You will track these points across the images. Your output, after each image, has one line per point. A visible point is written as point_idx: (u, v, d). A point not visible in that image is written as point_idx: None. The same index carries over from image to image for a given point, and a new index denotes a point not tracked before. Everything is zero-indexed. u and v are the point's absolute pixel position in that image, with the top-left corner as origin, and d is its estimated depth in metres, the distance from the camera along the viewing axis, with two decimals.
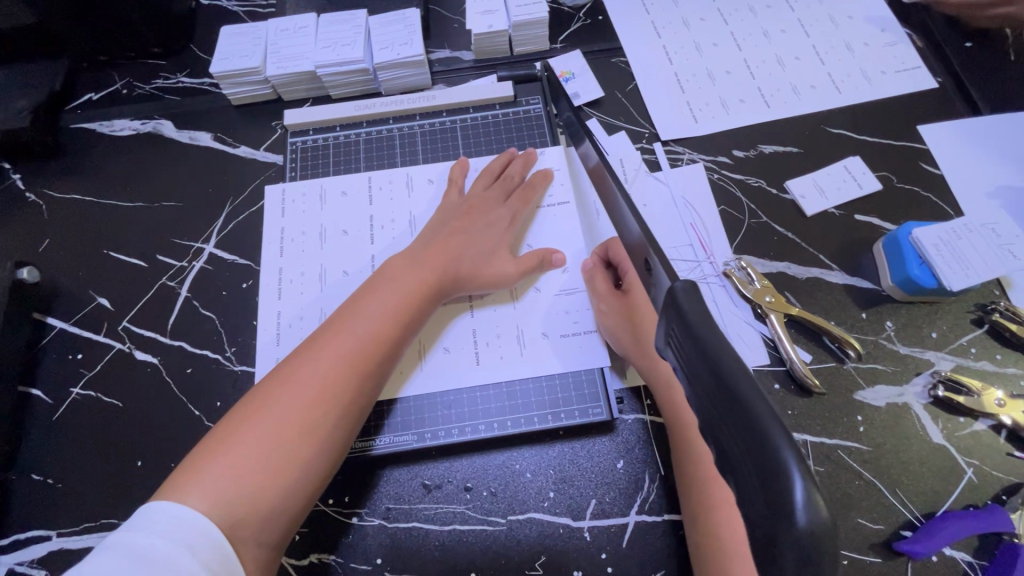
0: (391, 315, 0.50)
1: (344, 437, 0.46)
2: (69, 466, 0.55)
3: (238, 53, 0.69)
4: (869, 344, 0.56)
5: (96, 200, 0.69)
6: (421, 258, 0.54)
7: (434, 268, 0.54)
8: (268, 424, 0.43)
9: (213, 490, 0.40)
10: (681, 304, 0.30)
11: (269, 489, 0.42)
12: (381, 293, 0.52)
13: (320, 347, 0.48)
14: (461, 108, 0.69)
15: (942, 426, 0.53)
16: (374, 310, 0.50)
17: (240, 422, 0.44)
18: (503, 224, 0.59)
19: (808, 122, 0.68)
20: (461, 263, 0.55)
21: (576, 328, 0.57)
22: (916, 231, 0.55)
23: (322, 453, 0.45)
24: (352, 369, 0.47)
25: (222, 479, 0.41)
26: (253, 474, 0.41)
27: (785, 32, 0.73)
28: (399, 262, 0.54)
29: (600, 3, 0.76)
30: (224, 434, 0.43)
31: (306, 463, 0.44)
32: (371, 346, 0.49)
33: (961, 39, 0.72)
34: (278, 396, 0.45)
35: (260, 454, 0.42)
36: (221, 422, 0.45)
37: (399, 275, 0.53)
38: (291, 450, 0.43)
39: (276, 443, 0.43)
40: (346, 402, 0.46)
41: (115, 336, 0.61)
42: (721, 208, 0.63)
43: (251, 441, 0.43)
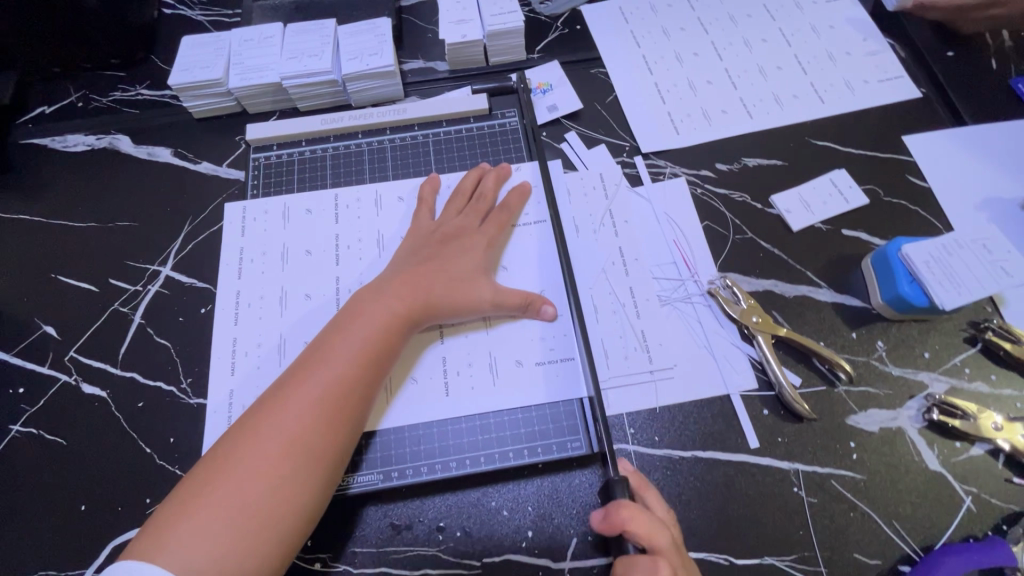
0: (362, 352, 0.48)
1: (323, 486, 0.43)
2: (5, 512, 0.51)
3: (199, 65, 0.65)
4: (861, 365, 0.54)
5: (45, 220, 0.64)
6: (392, 288, 0.52)
7: (406, 298, 0.51)
8: (239, 478, 0.41)
9: (184, 555, 0.39)
10: None
11: (243, 552, 0.40)
12: (352, 327, 0.49)
13: (291, 391, 0.45)
14: (434, 121, 0.66)
15: (938, 451, 0.51)
16: (345, 345, 0.48)
17: (206, 481, 0.42)
18: (479, 248, 0.56)
19: (793, 134, 0.66)
20: (435, 289, 0.52)
21: (553, 354, 0.54)
22: (906, 247, 0.53)
23: (299, 506, 0.42)
24: (326, 411, 0.45)
25: (192, 544, 0.39)
26: (222, 538, 0.39)
27: (767, 42, 0.71)
28: (369, 293, 0.52)
29: (578, 12, 0.74)
30: (193, 492, 0.41)
31: (282, 518, 0.41)
32: (344, 386, 0.46)
33: (944, 49, 0.70)
34: (248, 448, 0.43)
35: (232, 514, 0.40)
36: (192, 477, 0.43)
37: (369, 308, 0.50)
38: (262, 509, 0.41)
39: (248, 499, 0.41)
40: (321, 448, 0.44)
41: (60, 368, 0.57)
42: (705, 224, 0.61)
43: (223, 500, 0.41)
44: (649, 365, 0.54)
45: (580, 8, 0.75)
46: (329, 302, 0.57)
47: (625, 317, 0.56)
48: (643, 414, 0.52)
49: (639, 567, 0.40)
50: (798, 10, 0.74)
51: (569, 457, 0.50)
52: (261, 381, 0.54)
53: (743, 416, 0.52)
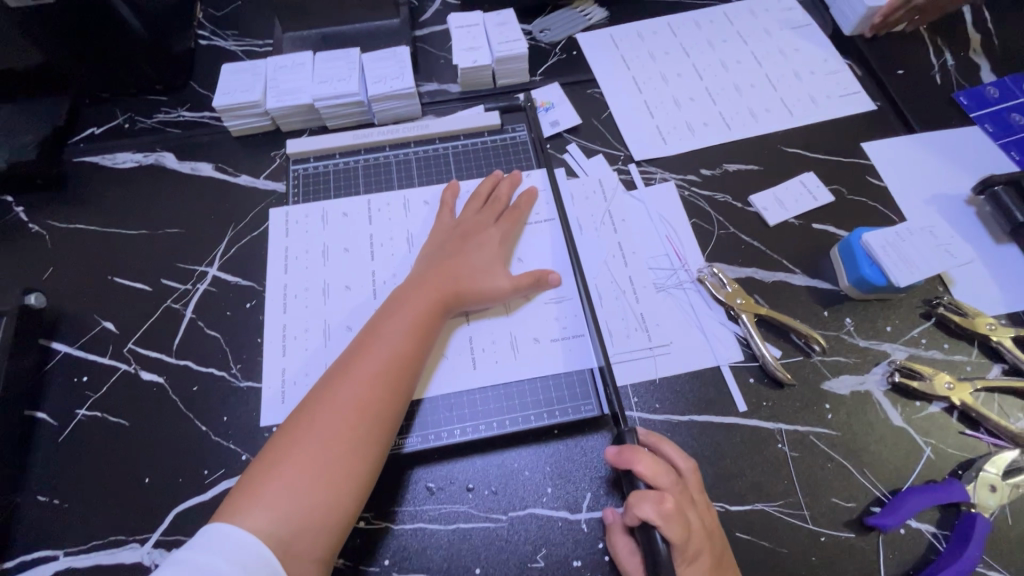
0: (408, 335, 0.55)
1: (383, 450, 0.50)
2: (76, 486, 0.57)
3: (239, 89, 0.73)
4: (832, 338, 0.62)
5: (99, 229, 0.71)
6: (427, 280, 0.59)
7: (440, 288, 0.58)
8: (313, 443, 0.48)
9: (272, 508, 0.45)
10: None
11: (320, 506, 0.46)
12: (399, 314, 0.56)
13: (351, 370, 0.52)
14: (452, 135, 0.75)
15: (901, 409, 0.58)
16: (394, 329, 0.55)
17: (283, 448, 0.48)
18: (495, 240, 0.64)
19: (766, 142, 0.75)
20: (463, 279, 0.60)
21: (566, 332, 0.61)
22: (866, 235, 0.62)
23: (366, 467, 0.48)
24: (383, 386, 0.51)
25: (277, 500, 0.45)
26: (302, 494, 0.46)
27: (741, 63, 0.81)
28: (408, 286, 0.59)
29: (574, 39, 0.84)
30: (272, 458, 0.47)
31: (353, 477, 0.47)
32: (397, 364, 0.53)
33: (895, 67, 0.81)
34: (320, 418, 0.49)
35: (309, 475, 0.46)
36: (268, 446, 0.49)
37: (410, 298, 0.58)
38: (335, 469, 0.47)
39: (323, 461, 0.47)
40: (381, 417, 0.50)
41: (120, 358, 0.63)
42: (693, 221, 0.69)
43: (301, 463, 0.47)
44: (648, 341, 0.61)
45: (576, 36, 0.84)
46: (365, 292, 0.64)
47: (626, 301, 0.64)
48: (645, 384, 0.60)
49: (649, 498, 0.47)
50: (767, 35, 0.84)
51: (582, 422, 0.58)
52: (307, 363, 0.61)
53: (732, 384, 0.59)
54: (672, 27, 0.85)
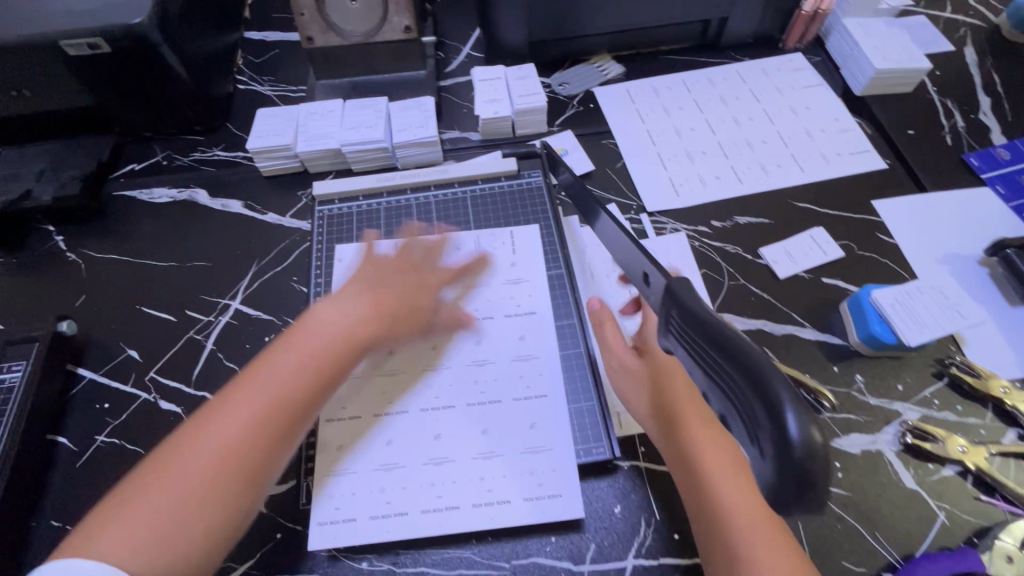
0: (293, 374, 0.54)
1: (251, 493, 0.51)
2: (89, 512, 0.58)
3: (272, 132, 0.78)
4: (842, 395, 0.62)
5: (131, 260, 0.75)
6: (341, 320, 0.59)
7: (346, 332, 0.58)
8: (186, 474, 0.49)
9: (121, 536, 0.45)
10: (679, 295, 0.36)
11: (172, 542, 0.46)
12: (293, 351, 0.56)
13: (228, 406, 0.52)
14: (470, 181, 0.78)
15: (913, 471, 0.57)
16: (272, 370, 0.54)
17: (159, 474, 0.49)
18: (430, 287, 0.65)
19: (776, 196, 0.77)
20: (379, 327, 0.60)
21: (530, 391, 0.61)
22: (875, 292, 0.62)
23: (229, 505, 0.49)
24: (258, 427, 0.52)
25: (137, 524, 0.46)
26: (160, 524, 0.46)
27: (752, 119, 0.84)
28: (314, 322, 0.58)
29: (591, 92, 0.88)
30: (146, 482, 0.48)
31: (213, 514, 0.48)
32: (280, 403, 0.53)
33: (905, 127, 0.83)
34: (193, 450, 0.50)
35: (175, 504, 0.47)
36: (146, 465, 0.51)
37: (304, 336, 0.57)
38: (205, 501, 0.48)
39: (193, 490, 0.48)
40: (255, 459, 0.51)
41: (141, 387, 0.65)
42: (703, 271, 0.70)
43: (169, 488, 0.48)
44: None
45: (593, 89, 0.88)
46: None
47: None
48: None
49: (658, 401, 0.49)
50: (778, 93, 0.87)
51: (543, 488, 0.56)
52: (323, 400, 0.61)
53: None
54: (686, 83, 0.88)
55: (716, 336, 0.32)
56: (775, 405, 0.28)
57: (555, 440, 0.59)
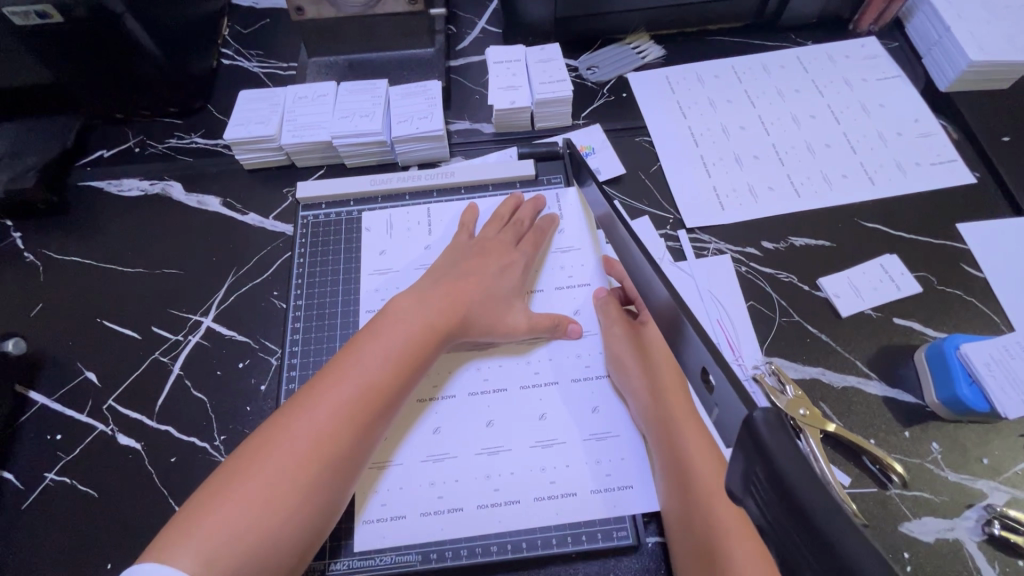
0: (391, 360, 0.48)
1: (341, 492, 0.45)
2: (32, 565, 0.51)
3: (254, 120, 0.68)
4: (914, 467, 0.51)
5: (94, 263, 0.66)
6: (430, 298, 0.52)
7: (444, 310, 0.51)
8: (273, 471, 0.42)
9: (206, 553, 0.39)
10: (765, 441, 0.25)
11: (253, 557, 0.40)
12: (384, 335, 0.49)
13: (320, 393, 0.46)
14: (480, 186, 0.67)
15: (1000, 569, 0.47)
16: (374, 353, 0.48)
17: (238, 473, 0.43)
18: (518, 267, 0.57)
19: (841, 214, 0.65)
20: (473, 307, 0.53)
21: (588, 371, 0.54)
22: (964, 346, 0.51)
23: (314, 509, 0.43)
24: (354, 415, 0.46)
25: (216, 535, 0.40)
26: (241, 532, 0.40)
27: (815, 118, 0.71)
28: (406, 300, 0.52)
29: (624, 80, 0.75)
30: (221, 486, 0.42)
31: (300, 522, 0.42)
32: (373, 391, 0.47)
33: (999, 133, 0.69)
34: (275, 452, 0.43)
35: (257, 508, 0.41)
36: (216, 475, 0.44)
37: (405, 314, 0.51)
38: (290, 504, 0.42)
39: (278, 490, 0.42)
40: (349, 450, 0.45)
41: (98, 417, 0.57)
42: (750, 303, 0.60)
43: (252, 487, 0.42)
44: None
45: (626, 75, 0.76)
46: None
47: None
48: None
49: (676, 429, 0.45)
50: (846, 86, 0.74)
51: (612, 480, 0.49)
52: None
53: None
54: (736, 71, 0.76)
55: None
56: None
57: (622, 425, 0.51)
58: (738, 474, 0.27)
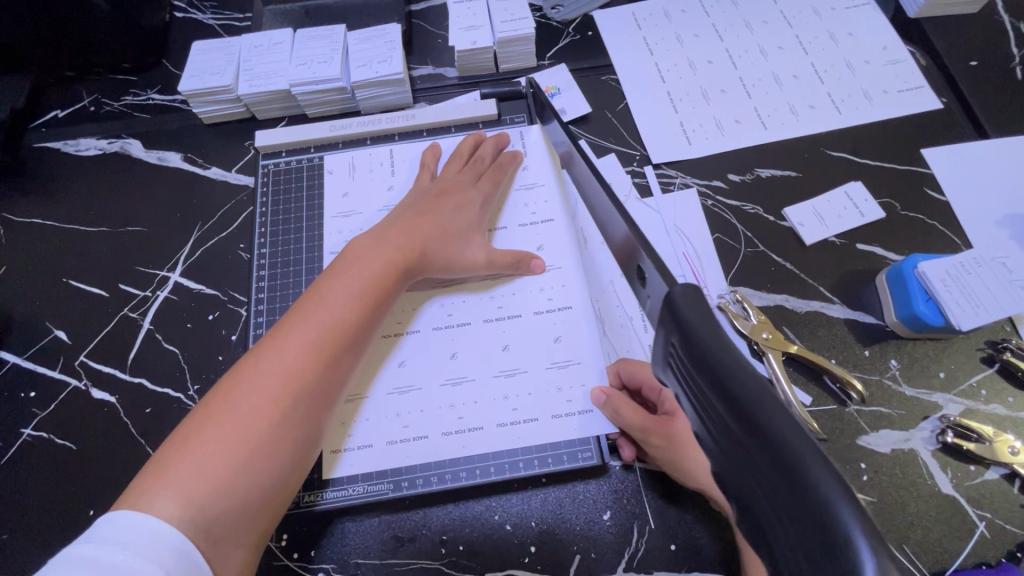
0: (355, 299, 0.48)
1: (316, 428, 0.45)
2: (14, 516, 0.52)
3: (209, 71, 0.66)
4: (873, 385, 0.53)
5: (56, 224, 0.65)
6: (390, 238, 0.52)
7: (404, 249, 0.51)
8: (244, 413, 0.42)
9: (188, 492, 0.39)
10: (680, 312, 0.29)
11: (234, 496, 0.40)
12: (348, 276, 0.49)
13: (285, 334, 0.46)
14: (442, 128, 0.66)
15: (952, 474, 0.49)
16: (339, 294, 0.48)
17: (208, 417, 0.42)
18: (475, 205, 0.57)
19: (807, 145, 0.64)
20: (432, 245, 0.53)
21: (551, 304, 0.54)
22: (922, 264, 0.52)
23: (292, 445, 0.44)
24: (322, 354, 0.46)
25: (193, 478, 0.39)
26: (220, 472, 0.40)
27: (783, 49, 0.70)
28: (367, 242, 0.52)
29: (591, 17, 0.73)
30: (192, 433, 0.42)
31: (278, 458, 0.43)
32: (339, 330, 0.47)
33: (967, 58, 0.69)
34: (245, 393, 0.43)
35: (232, 449, 0.41)
36: (185, 421, 0.43)
37: (366, 255, 0.51)
38: (265, 443, 0.42)
39: (251, 431, 0.42)
40: (319, 388, 0.45)
41: (70, 373, 0.57)
42: (716, 235, 0.60)
43: (224, 430, 0.42)
44: None
45: (593, 13, 0.74)
46: None
47: (632, 330, 0.54)
48: None
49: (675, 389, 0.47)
50: (816, 16, 0.72)
51: (573, 405, 0.50)
52: None
53: None
54: (704, 5, 0.74)
55: (751, 421, 0.25)
56: (842, 543, 0.21)
57: (584, 353, 0.52)
58: (658, 351, 0.31)
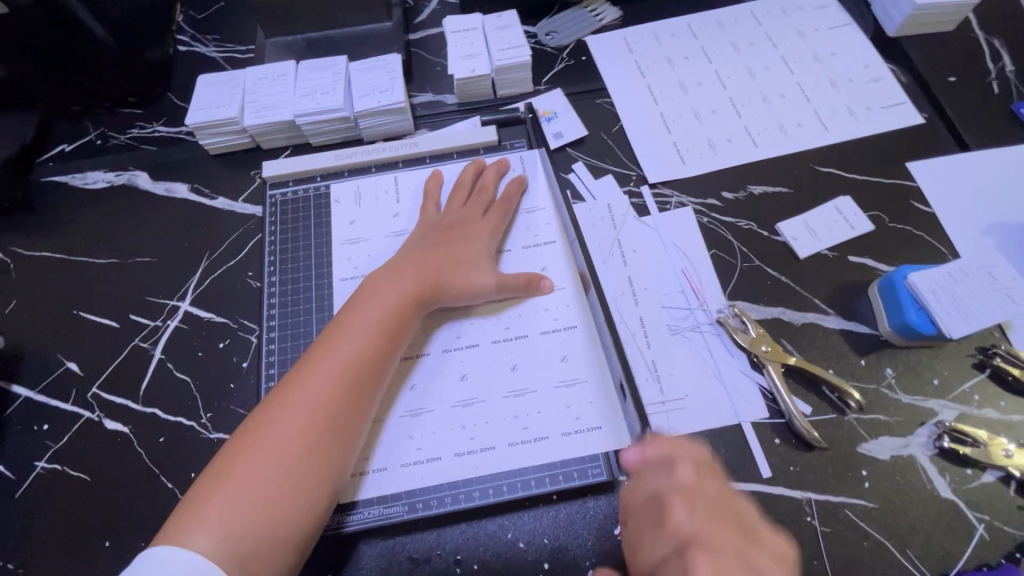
0: (373, 330, 0.50)
1: (343, 458, 0.46)
2: (31, 549, 0.52)
3: (214, 103, 0.67)
4: (871, 393, 0.54)
5: (65, 257, 0.66)
6: (403, 270, 0.54)
7: (417, 280, 0.54)
8: (272, 447, 0.44)
9: (219, 523, 0.41)
10: None
11: (265, 530, 0.42)
12: (367, 309, 0.51)
13: (309, 369, 0.48)
14: (444, 154, 0.68)
15: (950, 478, 0.51)
16: (358, 326, 0.50)
17: (239, 453, 0.44)
18: (484, 234, 0.58)
19: (797, 161, 0.67)
20: (443, 274, 0.55)
21: (557, 323, 0.56)
22: (912, 275, 0.54)
23: (320, 476, 0.45)
24: (344, 386, 0.47)
25: (226, 513, 0.41)
26: (252, 506, 0.42)
27: (769, 70, 0.73)
28: (382, 275, 0.54)
29: (584, 43, 0.76)
30: (225, 468, 0.44)
31: (307, 489, 0.44)
32: (359, 361, 0.49)
33: (946, 74, 0.72)
34: (271, 427, 0.45)
35: (263, 483, 0.43)
36: (220, 457, 0.45)
37: (382, 287, 0.53)
38: (294, 476, 0.44)
39: (281, 464, 0.44)
40: (344, 418, 0.47)
41: (83, 405, 0.58)
42: (712, 252, 0.62)
43: (255, 465, 0.43)
44: (661, 396, 0.54)
45: (585, 38, 0.76)
46: None
47: (636, 347, 0.57)
48: None
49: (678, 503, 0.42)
50: (799, 37, 0.75)
51: (582, 422, 0.52)
52: None
53: (756, 448, 0.52)
54: (692, 28, 0.77)
55: None
56: None
57: (591, 370, 0.54)
58: None
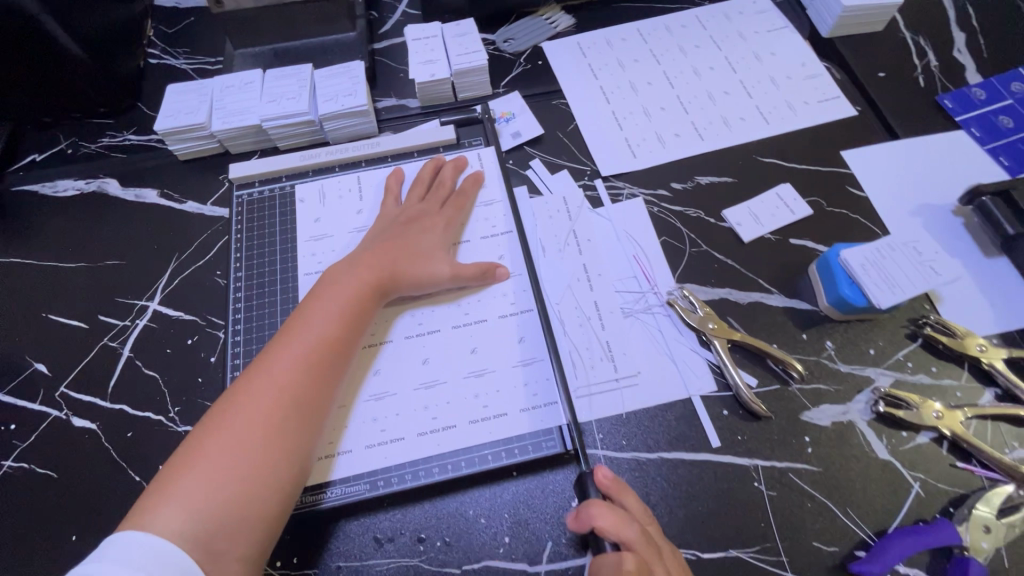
0: (335, 317, 0.52)
1: (308, 441, 0.48)
2: None
3: (183, 110, 0.70)
4: (812, 364, 0.57)
5: (34, 262, 0.67)
6: (364, 261, 0.56)
7: (377, 270, 0.56)
8: (238, 430, 0.46)
9: (188, 503, 0.42)
10: None
11: (232, 510, 0.43)
12: (328, 298, 0.53)
13: (272, 356, 0.50)
14: (405, 153, 0.71)
15: (887, 441, 0.54)
16: (320, 315, 0.52)
17: (204, 438, 0.45)
18: (441, 227, 0.61)
19: (741, 153, 0.71)
20: (403, 264, 0.57)
21: (514, 307, 0.59)
22: (844, 253, 0.57)
23: (286, 458, 0.46)
24: (308, 370, 0.49)
25: (193, 495, 0.42)
26: (218, 487, 0.43)
27: (713, 69, 0.77)
28: (344, 267, 0.57)
29: (540, 48, 0.80)
30: (191, 453, 0.45)
31: (274, 470, 0.45)
32: (321, 347, 0.51)
33: (876, 70, 0.77)
34: (238, 411, 0.47)
35: (229, 466, 0.44)
36: (184, 444, 0.46)
37: (343, 278, 0.55)
38: (260, 457, 0.45)
39: (246, 447, 0.45)
40: (308, 401, 0.49)
41: (51, 404, 0.59)
42: (662, 238, 0.65)
43: (220, 448, 0.45)
44: (614, 373, 0.57)
45: (541, 44, 0.80)
46: None
47: (590, 328, 0.59)
48: (611, 420, 0.55)
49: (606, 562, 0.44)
50: (741, 39, 0.80)
51: (539, 398, 0.54)
52: None
53: (705, 419, 0.55)
54: (641, 33, 0.81)
55: None
56: None
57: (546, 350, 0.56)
58: None
